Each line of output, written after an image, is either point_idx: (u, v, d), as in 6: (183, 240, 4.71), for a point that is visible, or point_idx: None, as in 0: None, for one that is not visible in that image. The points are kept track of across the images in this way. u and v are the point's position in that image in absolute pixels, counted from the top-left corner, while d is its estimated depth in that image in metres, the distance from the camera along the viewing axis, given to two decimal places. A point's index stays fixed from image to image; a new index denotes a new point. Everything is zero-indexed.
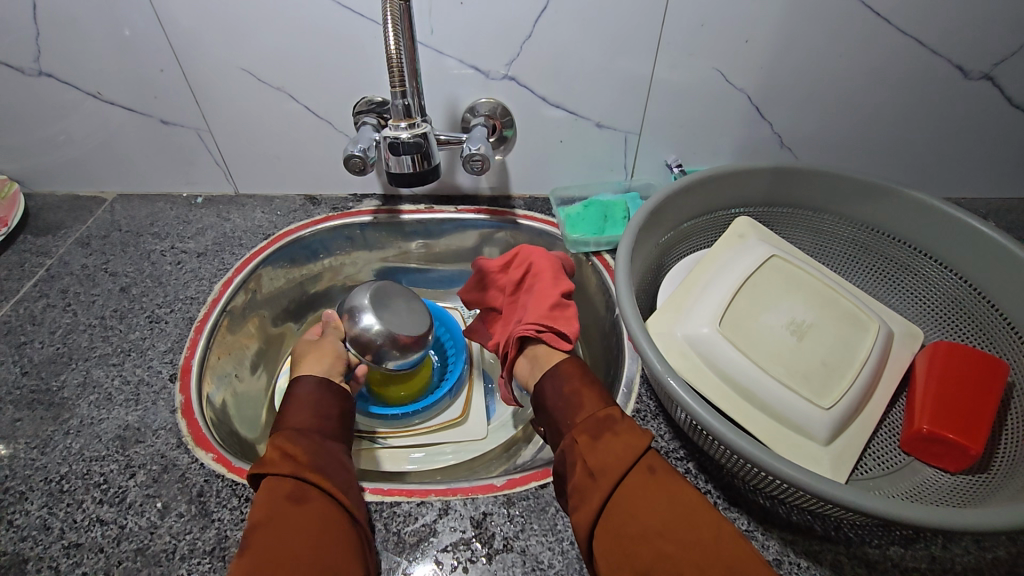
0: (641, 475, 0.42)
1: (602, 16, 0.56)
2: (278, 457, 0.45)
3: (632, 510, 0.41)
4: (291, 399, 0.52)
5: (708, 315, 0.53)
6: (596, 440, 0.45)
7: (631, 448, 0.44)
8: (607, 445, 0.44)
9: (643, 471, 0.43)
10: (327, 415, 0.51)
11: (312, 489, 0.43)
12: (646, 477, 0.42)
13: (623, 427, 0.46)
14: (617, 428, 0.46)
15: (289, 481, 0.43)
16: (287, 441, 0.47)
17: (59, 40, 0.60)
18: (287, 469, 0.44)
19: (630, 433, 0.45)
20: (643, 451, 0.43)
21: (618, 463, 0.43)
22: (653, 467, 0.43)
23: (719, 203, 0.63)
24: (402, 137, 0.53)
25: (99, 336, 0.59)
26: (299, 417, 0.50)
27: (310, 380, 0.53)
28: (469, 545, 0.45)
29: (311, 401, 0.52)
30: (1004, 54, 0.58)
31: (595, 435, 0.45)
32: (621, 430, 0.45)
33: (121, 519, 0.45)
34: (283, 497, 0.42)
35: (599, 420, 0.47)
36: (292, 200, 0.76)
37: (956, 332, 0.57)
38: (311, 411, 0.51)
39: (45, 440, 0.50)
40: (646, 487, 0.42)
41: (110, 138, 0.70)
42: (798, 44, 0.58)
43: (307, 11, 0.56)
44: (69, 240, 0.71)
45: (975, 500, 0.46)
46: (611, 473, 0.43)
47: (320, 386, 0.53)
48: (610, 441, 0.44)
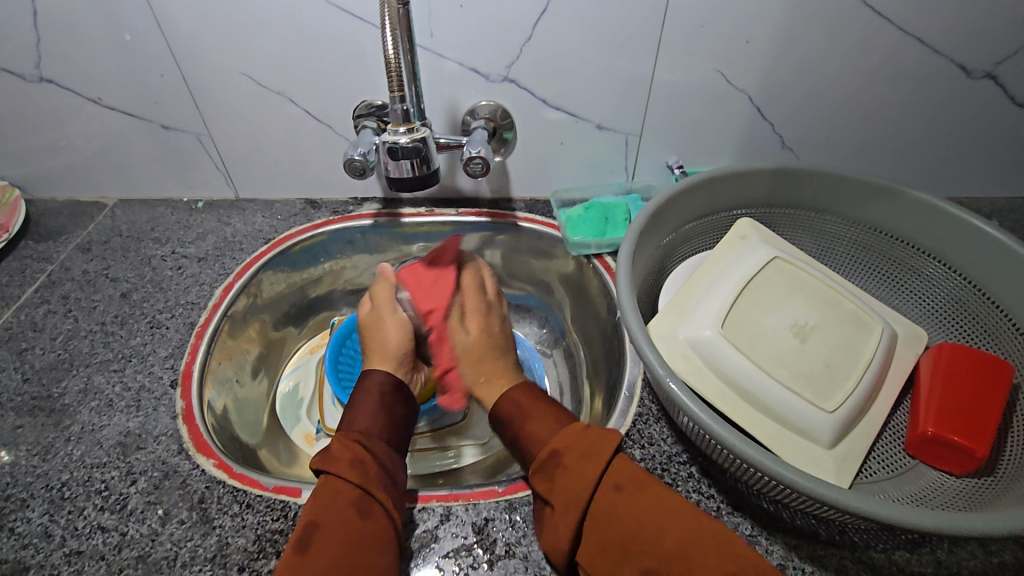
0: (606, 495, 0.40)
1: (602, 18, 0.56)
2: (347, 459, 0.43)
3: (609, 530, 0.39)
4: (359, 398, 0.50)
5: (710, 318, 0.53)
6: (553, 479, 0.42)
7: (587, 475, 0.41)
8: (561, 479, 0.42)
9: (609, 491, 0.40)
10: (392, 423, 0.50)
11: (377, 501, 0.42)
12: (611, 496, 0.40)
13: (572, 456, 0.43)
14: (566, 460, 0.43)
15: (355, 487, 0.42)
16: (356, 443, 0.45)
17: (59, 46, 0.60)
18: (355, 474, 0.42)
19: (578, 461, 0.42)
20: (597, 478, 0.41)
21: (575, 497, 0.40)
22: (618, 484, 0.41)
23: (721, 205, 0.62)
24: (402, 141, 0.52)
25: (100, 342, 0.59)
26: (367, 421, 0.48)
27: (381, 380, 0.52)
28: (471, 552, 0.44)
29: (380, 403, 0.50)
30: (1007, 53, 0.58)
31: (547, 475, 0.43)
32: (569, 461, 0.42)
33: (122, 526, 0.45)
34: (349, 503, 0.41)
35: (544, 461, 0.43)
36: (292, 204, 0.75)
37: (961, 333, 0.56)
38: (379, 418, 0.49)
39: (46, 447, 0.50)
40: (614, 510, 0.39)
41: (110, 143, 0.70)
42: (800, 44, 0.58)
43: (306, 16, 0.56)
44: (70, 245, 0.71)
45: (982, 503, 0.45)
46: (573, 501, 0.40)
47: (389, 386, 0.52)
48: (565, 472, 0.42)
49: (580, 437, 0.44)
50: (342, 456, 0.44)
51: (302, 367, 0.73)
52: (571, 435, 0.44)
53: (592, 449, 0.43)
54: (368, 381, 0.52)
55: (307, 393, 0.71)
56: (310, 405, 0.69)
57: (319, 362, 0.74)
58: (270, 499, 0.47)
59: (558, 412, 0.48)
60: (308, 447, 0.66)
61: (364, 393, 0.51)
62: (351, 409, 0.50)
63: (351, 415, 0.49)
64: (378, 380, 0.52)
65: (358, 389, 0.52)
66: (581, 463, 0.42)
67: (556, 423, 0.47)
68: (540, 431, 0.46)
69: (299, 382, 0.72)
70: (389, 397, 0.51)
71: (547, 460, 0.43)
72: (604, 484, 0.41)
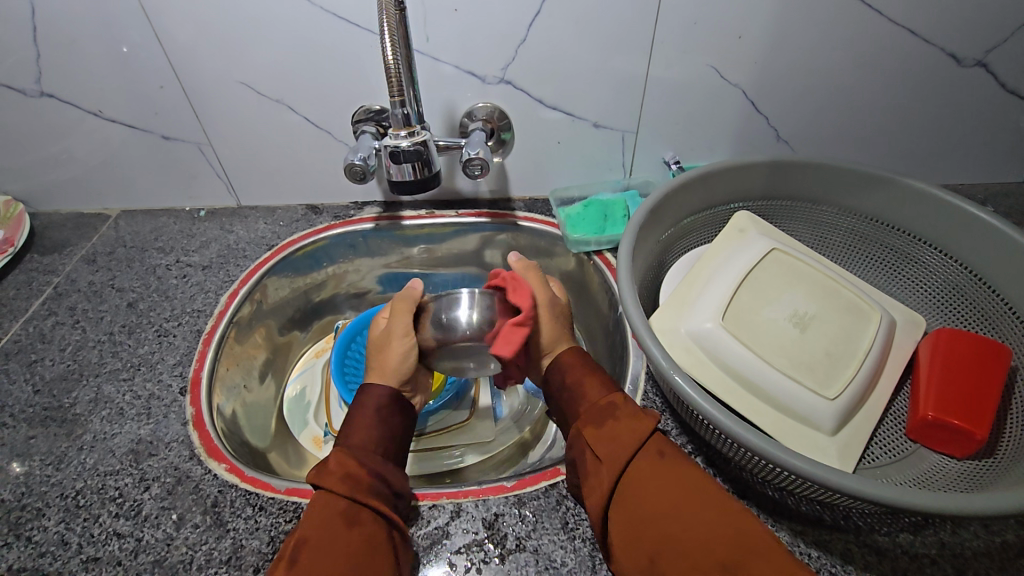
0: (649, 457, 0.42)
1: (594, 18, 0.57)
2: (337, 472, 0.43)
3: (644, 488, 0.40)
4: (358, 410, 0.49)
5: (711, 311, 0.53)
6: (600, 432, 0.44)
7: (636, 432, 0.43)
8: (612, 430, 0.44)
9: (652, 455, 0.42)
10: (385, 435, 0.49)
11: (369, 514, 0.41)
12: (653, 460, 0.42)
13: (623, 413, 0.45)
14: (620, 414, 0.45)
15: (344, 499, 0.41)
16: (346, 457, 0.44)
17: (60, 63, 0.60)
18: (345, 488, 0.42)
19: (630, 417, 0.45)
20: (647, 437, 0.43)
21: (621, 448, 0.43)
22: (663, 451, 0.43)
23: (718, 197, 0.63)
24: (403, 145, 0.53)
25: (109, 352, 0.60)
26: (361, 435, 0.47)
27: (385, 393, 0.51)
28: (482, 546, 0.45)
29: (378, 417, 0.49)
30: (997, 41, 0.58)
31: (599, 424, 0.45)
32: (622, 416, 0.45)
33: (137, 532, 0.46)
34: (339, 518, 0.40)
35: (602, 410, 0.46)
36: (294, 210, 0.76)
37: (958, 318, 0.57)
38: (375, 429, 0.48)
39: (59, 456, 0.51)
40: (653, 470, 0.41)
41: (113, 155, 0.70)
42: (791, 37, 0.58)
43: (304, 26, 0.57)
44: (75, 257, 0.72)
45: (983, 485, 0.46)
46: (617, 453, 0.42)
47: (391, 398, 0.51)
48: (614, 427, 0.44)
49: (627, 404, 0.46)
50: (332, 469, 0.43)
51: (308, 371, 0.74)
52: (622, 397, 0.47)
53: (637, 414, 0.45)
54: (366, 396, 0.50)
55: (314, 397, 0.71)
56: (317, 408, 0.70)
57: (325, 365, 0.74)
58: (282, 501, 0.48)
59: (605, 376, 0.50)
60: (316, 449, 0.66)
61: (358, 405, 0.50)
62: (348, 419, 0.49)
63: (351, 427, 0.48)
64: (379, 394, 0.50)
65: (361, 398, 0.50)
66: (633, 420, 0.44)
67: (605, 382, 0.49)
68: (594, 385, 0.49)
69: (306, 386, 0.72)
70: (388, 413, 0.50)
71: (597, 411, 0.46)
72: (649, 448, 0.43)
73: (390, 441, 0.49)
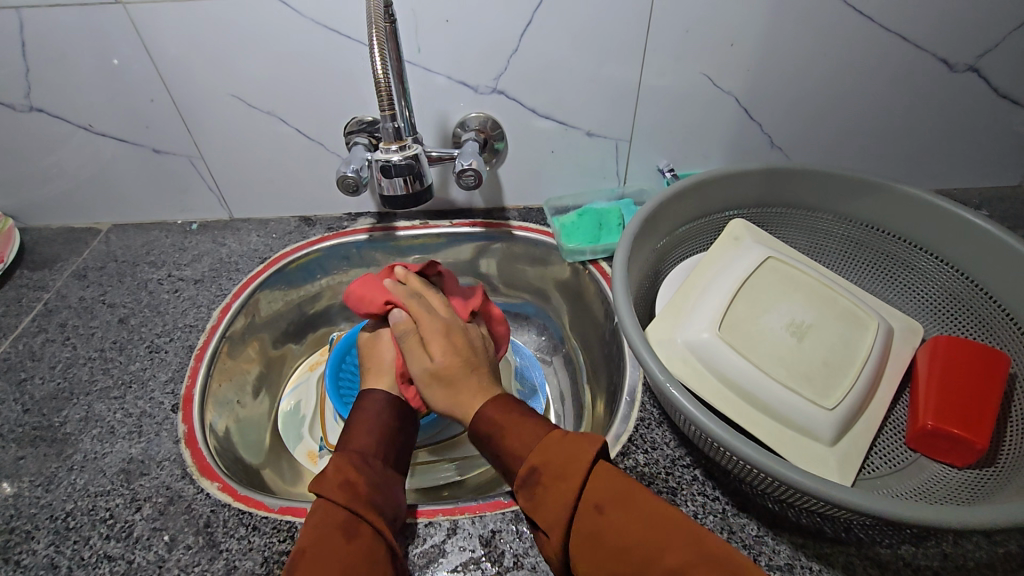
0: (587, 519, 0.37)
1: (587, 28, 0.57)
2: (338, 480, 0.43)
3: (595, 550, 0.36)
4: (361, 415, 0.50)
5: (707, 321, 0.53)
6: (531, 498, 0.39)
7: (562, 499, 0.38)
8: (540, 498, 0.39)
9: (591, 510, 0.37)
10: (388, 441, 0.49)
11: (368, 526, 0.41)
12: (595, 519, 0.37)
13: (545, 473, 0.39)
14: (544, 477, 0.39)
15: (344, 509, 0.41)
16: (353, 466, 0.45)
17: (50, 78, 0.60)
18: (343, 497, 0.42)
19: (555, 477, 0.39)
20: (577, 494, 0.38)
21: (555, 520, 0.38)
22: (601, 506, 0.37)
23: (713, 205, 0.63)
24: (394, 159, 0.53)
25: (100, 369, 0.59)
26: (361, 439, 0.48)
27: (382, 398, 0.51)
28: (479, 564, 0.45)
29: (380, 423, 0.50)
30: (989, 46, 0.58)
31: (527, 486, 0.40)
32: (546, 478, 0.39)
33: (128, 554, 0.45)
34: (337, 525, 0.40)
35: (525, 471, 0.40)
36: (287, 222, 0.76)
37: (957, 325, 0.57)
38: (376, 436, 0.48)
39: (48, 477, 0.50)
40: (596, 536, 0.37)
41: (102, 170, 0.70)
42: (784, 44, 0.58)
43: (295, 38, 0.57)
44: (65, 272, 0.71)
45: (983, 495, 0.45)
46: (553, 528, 0.38)
47: (390, 404, 0.51)
48: (543, 495, 0.39)
49: (558, 441, 0.40)
50: (333, 480, 0.43)
51: (303, 385, 0.73)
52: (545, 444, 0.41)
53: (564, 469, 0.39)
54: (368, 400, 0.51)
55: (308, 411, 0.70)
56: (312, 421, 0.69)
57: (320, 379, 0.73)
58: (276, 520, 0.47)
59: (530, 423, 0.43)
60: (311, 464, 0.65)
61: (360, 414, 0.50)
62: (350, 425, 0.50)
63: (352, 434, 0.48)
64: (381, 399, 0.51)
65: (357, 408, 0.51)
66: (557, 480, 0.38)
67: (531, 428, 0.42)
68: (514, 436, 0.42)
69: (300, 400, 0.71)
70: (386, 418, 0.50)
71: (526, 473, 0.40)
72: (584, 505, 0.38)
73: (390, 448, 0.49)
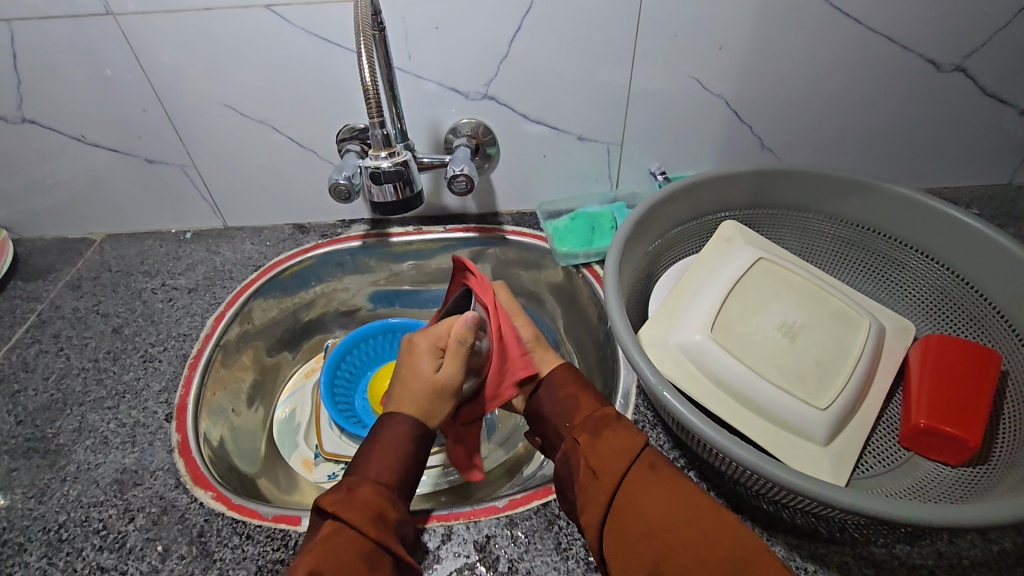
0: (640, 473, 0.42)
1: (576, 34, 0.57)
2: (365, 509, 0.42)
3: (638, 508, 0.40)
4: (385, 436, 0.49)
5: (699, 322, 0.53)
6: (597, 438, 0.45)
7: (633, 442, 0.43)
8: (606, 442, 0.44)
9: (644, 468, 0.42)
10: (413, 470, 0.49)
11: (386, 556, 0.41)
12: (646, 472, 0.42)
13: (621, 425, 0.45)
14: (615, 427, 0.45)
15: (368, 539, 0.41)
16: (374, 494, 0.44)
17: (42, 90, 0.60)
18: (368, 526, 0.41)
19: (624, 430, 0.45)
20: (641, 448, 0.43)
21: (616, 458, 0.42)
22: (654, 463, 0.42)
23: (704, 207, 0.63)
24: (384, 165, 0.53)
25: (94, 379, 0.59)
26: (379, 467, 0.47)
27: (408, 421, 0.50)
28: (473, 570, 0.44)
29: (406, 448, 0.49)
30: (974, 46, 0.59)
31: (594, 435, 0.45)
32: (616, 429, 0.45)
33: (121, 565, 0.45)
34: (357, 555, 0.40)
35: (598, 420, 0.47)
36: (281, 230, 0.76)
37: (948, 323, 0.57)
38: (406, 470, 0.48)
39: (41, 489, 0.50)
40: (647, 483, 0.41)
41: (95, 180, 0.70)
42: (773, 46, 0.59)
43: (284, 45, 0.57)
44: (59, 283, 0.71)
45: (977, 493, 0.46)
46: (613, 467, 0.42)
47: (417, 427, 0.50)
48: (610, 440, 0.44)
49: (622, 418, 0.47)
50: (359, 509, 0.42)
51: (298, 393, 0.73)
52: (614, 411, 0.47)
53: (634, 427, 0.45)
54: (392, 424, 0.50)
55: (304, 419, 0.70)
56: (307, 429, 0.69)
57: (315, 387, 0.73)
58: (270, 529, 0.47)
59: (595, 394, 0.50)
60: (307, 471, 0.66)
61: (389, 429, 0.50)
62: (371, 447, 0.49)
63: (372, 457, 0.48)
64: (407, 425, 0.50)
65: (382, 432, 0.50)
66: (628, 434, 0.44)
67: (598, 400, 0.49)
68: (585, 404, 0.49)
69: (295, 408, 0.71)
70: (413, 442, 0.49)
71: (597, 421, 0.47)
72: (642, 458, 0.43)
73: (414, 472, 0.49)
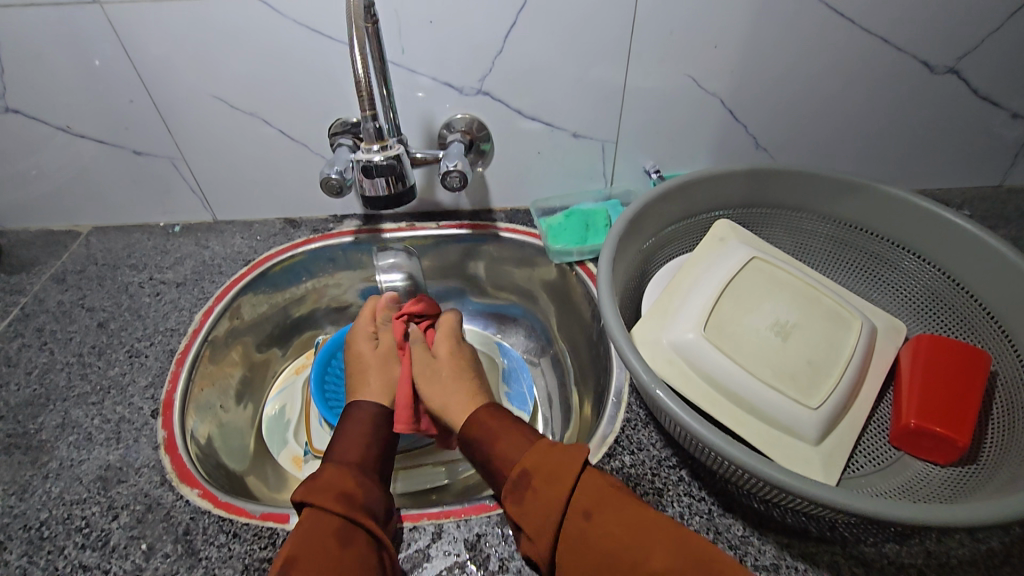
0: (575, 525, 0.40)
1: (571, 30, 0.57)
2: (333, 489, 0.45)
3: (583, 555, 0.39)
4: (350, 428, 0.53)
5: (692, 321, 0.53)
6: (521, 501, 0.43)
7: (557, 500, 0.41)
8: (532, 501, 0.42)
9: (577, 519, 0.40)
10: (379, 456, 0.52)
11: (360, 531, 0.42)
12: (581, 525, 0.40)
13: (539, 481, 0.43)
14: (535, 482, 0.43)
15: (338, 516, 0.42)
16: (339, 474, 0.47)
17: (26, 78, 0.59)
18: (339, 504, 0.43)
19: (545, 485, 0.42)
20: (567, 499, 0.41)
21: (545, 524, 0.41)
22: (587, 512, 0.40)
23: (698, 206, 0.63)
24: (375, 159, 0.52)
25: (78, 374, 0.58)
26: (344, 452, 0.50)
27: (371, 410, 0.55)
28: (464, 569, 0.44)
29: (370, 434, 0.53)
30: (968, 48, 0.59)
31: (519, 495, 0.43)
32: (537, 485, 0.43)
33: (104, 563, 0.44)
34: (332, 531, 0.41)
35: (515, 481, 0.44)
36: (271, 224, 0.75)
37: (939, 324, 0.57)
38: (371, 448, 0.52)
39: (23, 486, 0.49)
40: (582, 539, 0.39)
41: (81, 172, 0.69)
42: (769, 46, 0.59)
43: (275, 36, 0.56)
44: (44, 276, 0.70)
45: (965, 492, 0.46)
46: (545, 528, 0.41)
47: (379, 414, 0.55)
48: (533, 499, 0.42)
49: (542, 462, 0.44)
50: (327, 491, 0.44)
51: (287, 389, 0.72)
52: (533, 458, 0.45)
53: (557, 474, 0.42)
54: (358, 412, 0.55)
55: (294, 416, 0.70)
56: (296, 426, 0.68)
57: (305, 383, 0.73)
58: (258, 527, 0.46)
59: (516, 435, 0.48)
60: (297, 469, 0.65)
61: (351, 422, 0.54)
62: (338, 437, 0.52)
63: (339, 446, 0.51)
64: (370, 411, 0.55)
65: (349, 418, 0.55)
66: (548, 487, 0.42)
67: (522, 442, 0.47)
68: (509, 447, 0.47)
69: (285, 405, 0.71)
70: (376, 431, 0.54)
71: (518, 478, 0.44)
72: (572, 511, 0.41)
73: (379, 459, 0.52)
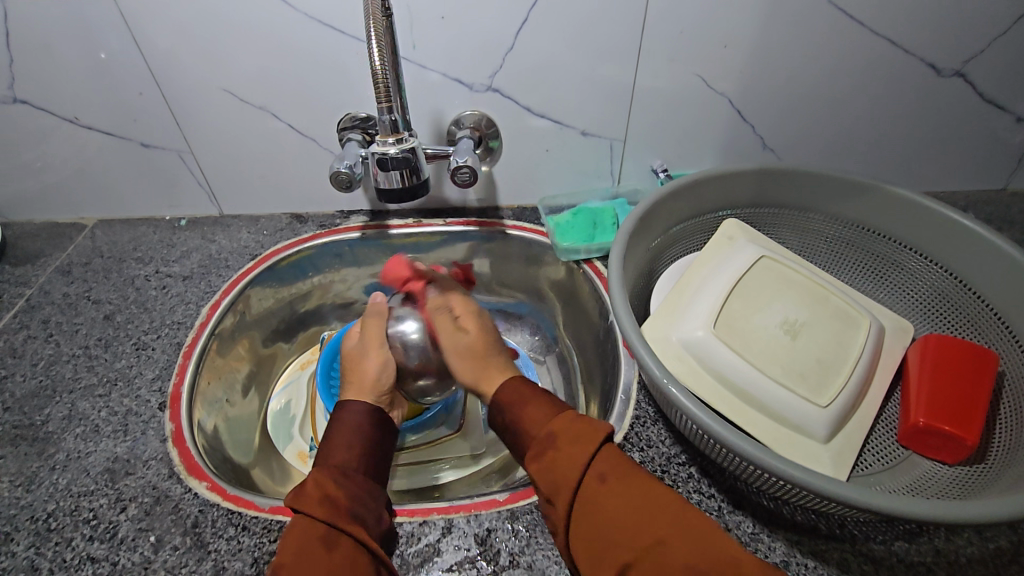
0: (591, 488, 0.40)
1: (582, 28, 0.57)
2: (316, 493, 0.43)
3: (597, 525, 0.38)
4: (339, 427, 0.50)
5: (702, 319, 0.53)
6: (542, 461, 0.42)
7: (577, 460, 0.41)
8: (554, 461, 0.42)
9: (593, 483, 0.40)
10: (370, 454, 0.49)
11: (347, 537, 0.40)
12: (595, 490, 0.40)
13: (563, 439, 0.43)
14: (558, 443, 0.43)
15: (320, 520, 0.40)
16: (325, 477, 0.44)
17: (34, 69, 0.59)
18: (321, 507, 0.41)
19: (571, 442, 0.42)
20: (586, 463, 0.41)
21: (563, 486, 0.40)
22: (603, 475, 0.40)
23: (706, 206, 0.63)
24: (390, 152, 0.52)
25: (84, 366, 0.58)
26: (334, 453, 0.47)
27: (358, 409, 0.52)
28: (475, 564, 0.44)
29: (359, 434, 0.50)
30: (975, 51, 0.60)
31: (541, 457, 0.43)
32: (561, 443, 0.42)
33: (113, 555, 0.44)
34: (314, 536, 0.40)
35: (540, 443, 0.43)
36: (278, 219, 0.75)
37: (946, 324, 0.57)
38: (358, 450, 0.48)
39: (29, 477, 0.49)
40: (598, 501, 0.39)
41: (88, 164, 0.68)
42: (778, 47, 0.59)
43: (287, 29, 0.56)
44: (50, 268, 0.69)
45: (973, 491, 0.46)
46: (564, 488, 0.40)
47: (367, 413, 0.51)
48: (557, 456, 0.42)
49: (567, 425, 0.44)
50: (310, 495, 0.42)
51: (293, 384, 0.72)
52: (561, 420, 0.44)
53: (577, 439, 0.42)
54: (343, 412, 0.51)
55: (299, 410, 0.69)
56: (302, 421, 0.68)
57: (310, 378, 0.72)
58: (267, 520, 0.46)
59: (545, 402, 0.47)
60: (302, 465, 0.64)
61: (339, 422, 0.51)
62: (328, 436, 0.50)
63: (328, 446, 0.49)
64: (358, 410, 0.51)
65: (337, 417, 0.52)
66: (570, 448, 0.42)
67: (550, 408, 0.46)
68: (537, 414, 0.46)
69: (290, 400, 0.70)
70: (364, 429, 0.50)
71: (543, 440, 0.44)
72: (588, 477, 0.40)
73: (370, 457, 0.48)
